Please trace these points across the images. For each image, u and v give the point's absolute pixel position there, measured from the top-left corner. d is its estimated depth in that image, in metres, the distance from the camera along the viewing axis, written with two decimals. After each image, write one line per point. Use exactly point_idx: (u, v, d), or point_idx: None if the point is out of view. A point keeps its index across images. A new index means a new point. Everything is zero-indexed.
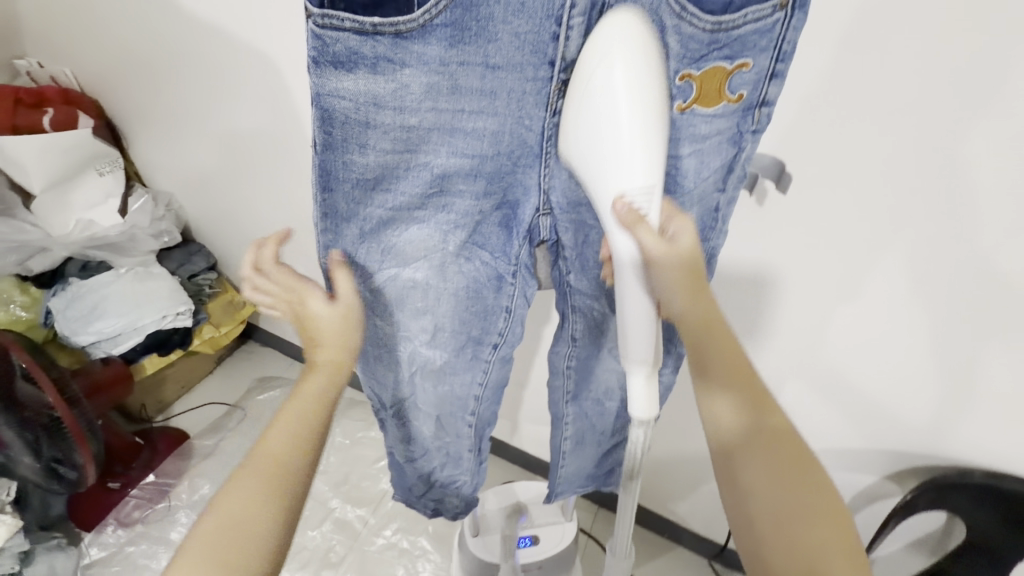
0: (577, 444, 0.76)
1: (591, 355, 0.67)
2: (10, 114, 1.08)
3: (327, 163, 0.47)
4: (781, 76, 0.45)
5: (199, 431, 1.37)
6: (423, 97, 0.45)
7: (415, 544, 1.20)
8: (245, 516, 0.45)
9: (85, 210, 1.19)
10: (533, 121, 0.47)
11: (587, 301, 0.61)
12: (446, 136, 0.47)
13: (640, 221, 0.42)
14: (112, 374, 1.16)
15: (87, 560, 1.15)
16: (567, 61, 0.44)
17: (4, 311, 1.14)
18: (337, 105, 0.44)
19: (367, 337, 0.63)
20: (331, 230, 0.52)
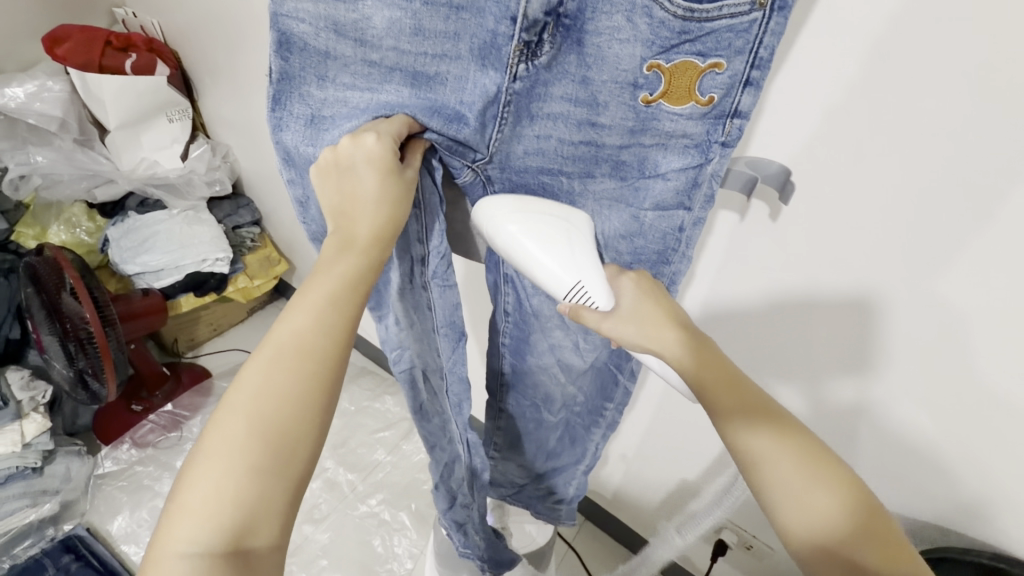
0: (509, 446, 0.79)
1: (522, 340, 0.67)
2: (100, 54, 1.18)
3: (282, 95, 0.45)
4: (757, 86, 0.40)
5: (220, 372, 1.47)
6: (384, 32, 0.43)
7: (396, 517, 1.21)
8: (241, 462, 0.36)
9: (152, 151, 1.29)
10: (492, 75, 0.43)
11: (518, 271, 0.60)
12: (406, 80, 0.44)
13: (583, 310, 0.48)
14: (149, 304, 1.23)
15: (100, 470, 1.24)
16: (530, 20, 0.40)
17: (71, 233, 1.26)
18: (293, 30, 0.43)
19: None
20: (297, 181, 0.50)
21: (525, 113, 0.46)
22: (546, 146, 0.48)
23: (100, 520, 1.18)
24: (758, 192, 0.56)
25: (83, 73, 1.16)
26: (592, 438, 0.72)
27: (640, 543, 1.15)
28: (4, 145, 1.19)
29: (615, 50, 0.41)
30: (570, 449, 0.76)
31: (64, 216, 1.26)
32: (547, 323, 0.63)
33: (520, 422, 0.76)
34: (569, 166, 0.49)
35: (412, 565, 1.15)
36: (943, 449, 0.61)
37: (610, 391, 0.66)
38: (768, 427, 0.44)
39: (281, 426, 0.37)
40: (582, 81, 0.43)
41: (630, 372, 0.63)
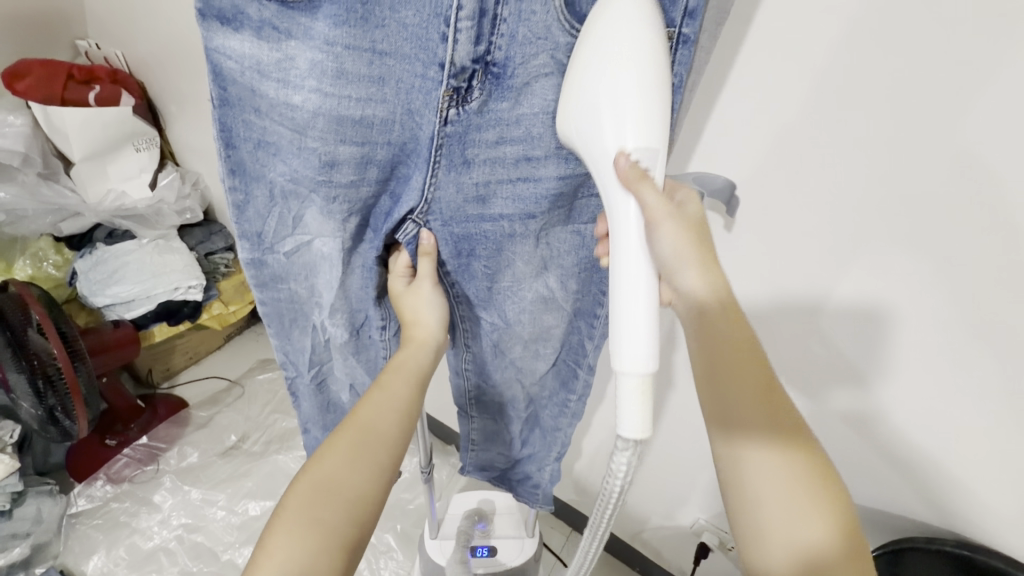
0: (486, 438, 0.81)
1: (487, 361, 0.70)
2: (63, 88, 1.18)
3: (227, 120, 0.44)
4: (670, 110, 0.43)
5: (198, 401, 1.44)
6: (308, 74, 0.41)
7: (381, 539, 1.20)
8: (338, 474, 0.49)
9: (120, 181, 1.29)
10: (424, 120, 0.44)
11: (474, 310, 0.63)
12: (333, 124, 0.43)
13: (645, 179, 0.40)
14: (120, 336, 1.21)
15: (74, 509, 1.21)
16: (456, 66, 0.41)
17: (38, 267, 1.24)
18: (223, 64, 0.41)
19: (280, 306, 0.60)
20: (240, 192, 0.49)
21: (458, 158, 0.46)
22: (487, 192, 0.49)
23: (74, 561, 1.14)
24: (710, 205, 0.60)
25: (46, 107, 1.16)
26: (558, 426, 0.73)
27: (627, 552, 1.16)
28: None
29: (541, 84, 0.43)
30: (541, 440, 0.78)
31: (30, 251, 1.24)
32: (507, 346, 0.66)
33: (495, 422, 0.78)
34: (510, 211, 0.51)
35: None
36: (892, 437, 0.64)
37: (571, 383, 0.68)
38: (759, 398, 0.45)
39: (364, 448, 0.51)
40: (517, 121, 0.45)
41: (589, 366, 0.64)
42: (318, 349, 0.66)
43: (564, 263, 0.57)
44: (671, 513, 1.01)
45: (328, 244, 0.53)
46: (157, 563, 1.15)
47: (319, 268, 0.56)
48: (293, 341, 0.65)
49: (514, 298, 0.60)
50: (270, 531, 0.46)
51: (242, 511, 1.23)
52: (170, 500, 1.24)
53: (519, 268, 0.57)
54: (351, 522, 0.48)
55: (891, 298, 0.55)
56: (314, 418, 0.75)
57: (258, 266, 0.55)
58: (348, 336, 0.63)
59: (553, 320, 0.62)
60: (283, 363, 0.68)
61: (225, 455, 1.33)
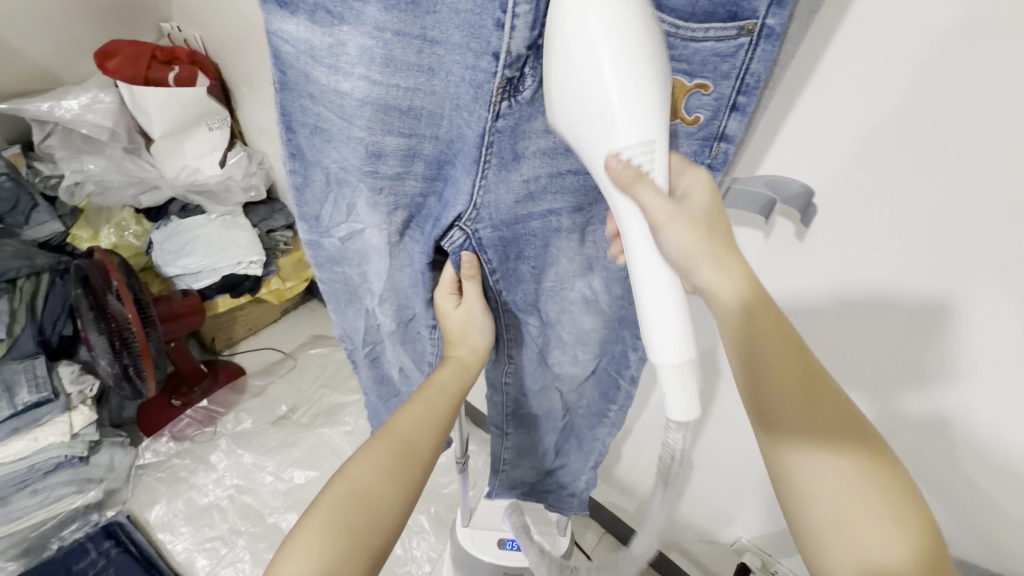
0: (518, 453, 0.80)
1: (528, 374, 0.68)
2: (146, 68, 1.26)
3: (287, 104, 0.45)
4: (743, 109, 0.40)
5: (254, 370, 1.53)
6: (357, 61, 0.40)
7: (415, 520, 1.23)
8: (372, 481, 0.50)
9: (194, 159, 1.36)
10: (472, 117, 0.41)
11: (518, 316, 0.60)
12: (380, 113, 0.42)
13: (640, 179, 0.37)
14: (188, 304, 1.28)
15: (142, 461, 1.31)
16: (512, 56, 0.37)
17: (120, 236, 1.32)
18: (283, 48, 0.42)
19: (336, 285, 0.61)
20: (300, 174, 0.50)
21: (508, 154, 0.43)
22: (536, 190, 0.47)
23: (140, 509, 1.24)
24: (779, 210, 0.55)
25: (131, 85, 1.24)
26: (598, 436, 0.72)
27: (662, 561, 1.13)
28: (62, 153, 1.28)
29: None
30: (578, 450, 0.76)
31: (114, 220, 1.33)
32: (548, 350, 0.64)
33: (529, 436, 0.76)
34: (559, 205, 0.48)
35: (431, 569, 1.16)
36: (964, 482, 0.57)
37: (612, 395, 0.67)
38: (802, 395, 0.41)
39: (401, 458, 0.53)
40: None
41: (631, 377, 0.63)
42: (371, 330, 0.67)
43: (611, 265, 0.54)
44: (709, 528, 0.97)
45: (375, 235, 0.52)
46: (210, 518, 1.23)
47: (369, 257, 0.56)
48: (349, 320, 0.66)
49: (556, 298, 0.58)
50: (302, 522, 0.47)
51: (289, 479, 1.30)
52: (225, 461, 1.32)
53: (563, 266, 0.55)
54: (381, 522, 0.49)
55: (978, 332, 0.47)
56: (370, 385, 0.76)
57: (317, 246, 0.57)
58: (393, 324, 0.63)
59: (596, 327, 0.60)
60: (343, 337, 0.70)
61: (276, 424, 1.40)
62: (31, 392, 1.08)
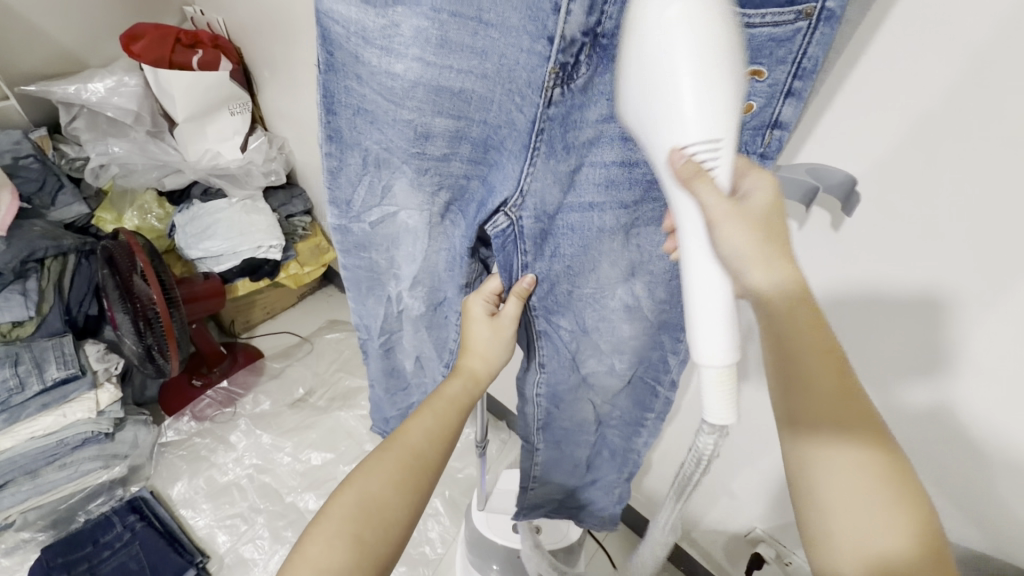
0: (547, 470, 0.79)
1: (561, 382, 0.67)
2: (171, 52, 1.26)
3: (331, 84, 0.44)
4: (798, 95, 0.40)
5: (272, 353, 1.55)
6: (412, 42, 0.40)
7: (429, 503, 1.25)
8: (376, 499, 0.50)
9: (216, 142, 1.38)
10: (525, 103, 0.42)
11: (549, 320, 0.60)
12: (432, 94, 0.43)
13: (705, 176, 0.34)
14: (209, 287, 1.30)
15: (164, 439, 1.34)
16: (567, 39, 0.38)
17: (144, 219, 1.34)
18: (332, 28, 0.41)
19: (359, 271, 0.61)
20: (336, 157, 0.50)
21: (559, 143, 0.43)
22: (579, 176, 0.46)
23: (162, 485, 1.28)
24: (819, 200, 0.53)
25: (155, 68, 1.25)
26: (633, 447, 0.72)
27: (675, 551, 1.14)
28: (87, 136, 1.31)
29: None
30: (610, 459, 0.77)
31: (138, 203, 1.34)
32: (584, 357, 0.64)
33: (559, 450, 0.76)
34: (601, 200, 0.47)
35: (444, 551, 1.18)
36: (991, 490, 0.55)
37: (648, 403, 0.67)
38: (839, 398, 0.40)
39: (406, 475, 0.51)
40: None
41: (669, 383, 0.62)
42: (389, 317, 0.67)
43: (654, 269, 0.53)
44: (724, 520, 0.97)
45: (413, 217, 0.54)
46: (230, 496, 1.26)
47: (401, 240, 0.57)
48: (367, 307, 0.66)
49: (596, 306, 0.57)
50: (310, 531, 0.48)
51: (306, 460, 1.32)
52: (244, 441, 1.35)
53: (604, 272, 0.54)
54: (387, 539, 0.49)
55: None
56: (379, 375, 0.77)
57: (344, 232, 0.57)
58: (423, 310, 0.64)
59: (633, 332, 0.59)
60: (358, 326, 0.70)
61: (294, 406, 1.42)
62: (60, 368, 1.11)
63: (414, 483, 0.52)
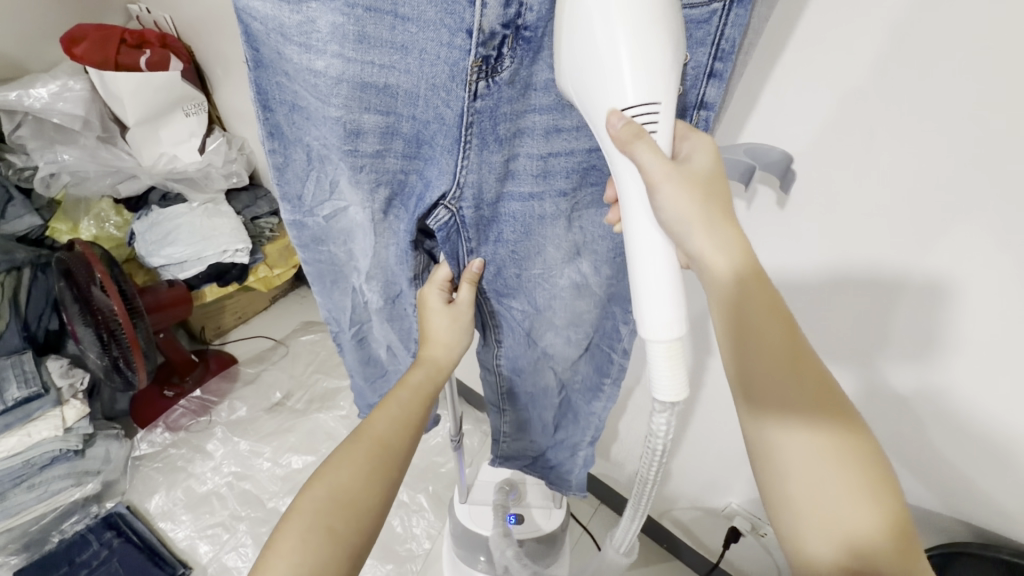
0: (518, 429, 0.80)
1: (520, 357, 0.68)
2: (115, 53, 1.21)
3: (263, 82, 0.42)
4: (720, 77, 0.40)
5: (246, 358, 1.53)
6: (330, 39, 0.38)
7: (414, 499, 1.25)
8: (346, 489, 0.49)
9: (171, 146, 1.33)
10: (451, 97, 0.41)
11: (502, 302, 0.61)
12: (358, 91, 0.41)
13: (640, 137, 0.36)
14: (174, 295, 1.27)
15: (137, 452, 1.31)
16: (485, 33, 0.38)
17: (101, 228, 1.30)
18: (251, 24, 0.39)
19: (323, 266, 0.59)
20: (280, 153, 0.48)
21: (490, 136, 0.43)
22: (514, 166, 0.47)
23: (139, 499, 1.25)
24: (762, 180, 0.55)
25: (101, 71, 1.19)
26: (593, 411, 0.71)
27: (656, 531, 1.16)
28: (34, 144, 1.22)
29: None
30: (575, 424, 0.76)
31: (94, 212, 1.30)
32: (540, 334, 0.64)
33: (526, 412, 0.76)
34: (539, 188, 0.48)
35: (430, 546, 1.19)
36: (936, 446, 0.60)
37: (606, 369, 0.66)
38: (791, 372, 0.40)
39: (374, 465, 0.51)
40: (548, 88, 0.43)
41: (624, 350, 0.62)
42: (359, 308, 0.65)
43: (598, 249, 0.55)
44: (700, 497, 0.99)
45: (359, 214, 0.51)
46: (210, 505, 1.24)
47: (354, 235, 0.55)
48: (333, 300, 0.64)
49: (546, 286, 0.58)
50: (279, 531, 0.47)
51: (286, 464, 1.31)
52: (221, 449, 1.33)
53: (550, 254, 0.55)
54: (359, 531, 0.48)
55: (983, 316, 0.47)
56: (356, 366, 0.75)
57: (300, 228, 0.54)
58: (381, 302, 0.61)
59: (585, 306, 0.60)
60: (329, 319, 0.68)
61: (271, 411, 1.41)
62: (20, 387, 1.07)
63: (383, 473, 0.51)
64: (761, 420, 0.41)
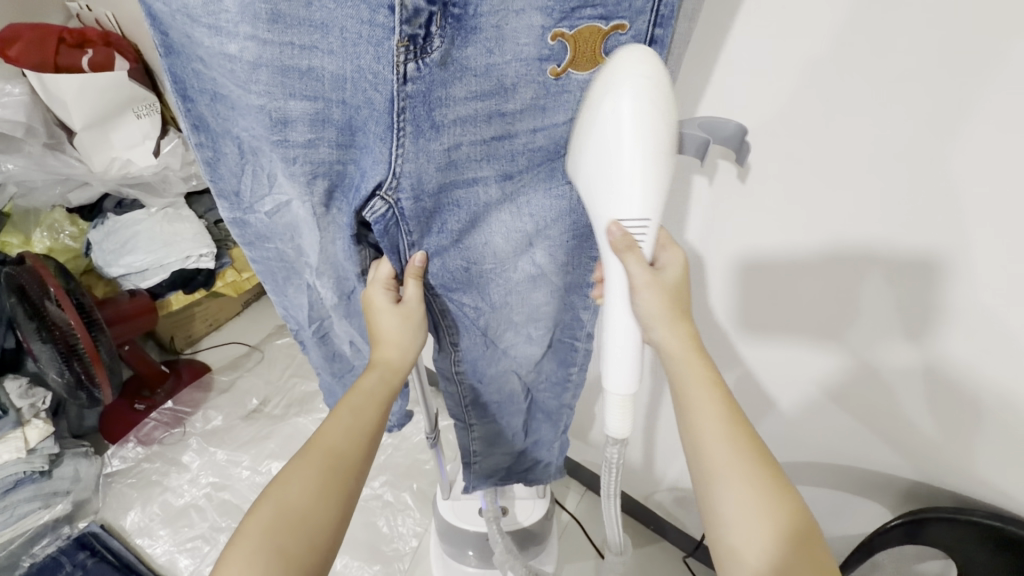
0: (489, 443, 0.78)
1: (479, 358, 0.66)
2: (54, 54, 1.15)
3: (177, 69, 0.41)
4: (662, 46, 0.39)
5: (220, 366, 1.48)
6: (239, 19, 0.36)
7: (399, 498, 1.23)
8: (298, 504, 0.47)
9: (124, 150, 1.28)
10: (378, 80, 0.39)
11: (448, 298, 0.57)
12: (277, 76, 0.39)
13: (631, 249, 0.44)
14: (137, 306, 1.22)
15: (109, 468, 1.27)
16: (408, 8, 0.36)
17: (55, 239, 1.23)
18: (156, 6, 0.37)
19: (272, 262, 0.57)
20: (210, 147, 0.47)
21: (425, 121, 0.41)
22: (457, 155, 0.44)
23: (113, 516, 1.21)
24: (720, 154, 0.54)
25: (40, 74, 1.13)
26: (564, 403, 0.72)
27: (643, 513, 1.16)
28: None
29: (513, 25, 0.38)
30: (547, 423, 0.76)
31: (45, 223, 1.23)
32: (497, 332, 0.62)
33: (494, 422, 0.75)
34: (485, 173, 0.46)
35: (418, 544, 1.18)
36: (904, 409, 0.61)
37: (570, 359, 0.66)
38: (728, 439, 0.48)
39: (328, 476, 0.49)
40: (486, 70, 0.40)
41: (586, 336, 0.63)
42: (316, 305, 0.62)
43: (550, 233, 0.53)
44: (681, 477, 1.00)
45: (299, 210, 0.48)
46: (188, 518, 1.21)
47: (299, 230, 0.52)
48: (290, 298, 0.62)
49: (501, 280, 0.56)
50: (229, 552, 0.45)
51: (266, 471, 1.28)
52: (197, 461, 1.29)
53: (499, 245, 0.53)
54: (315, 546, 0.47)
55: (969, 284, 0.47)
56: (322, 366, 0.73)
57: (242, 225, 0.53)
58: (335, 299, 0.59)
59: (542, 297, 0.58)
60: (288, 318, 0.66)
61: (247, 418, 1.37)
62: None
63: (337, 484, 0.49)
64: (709, 485, 0.48)
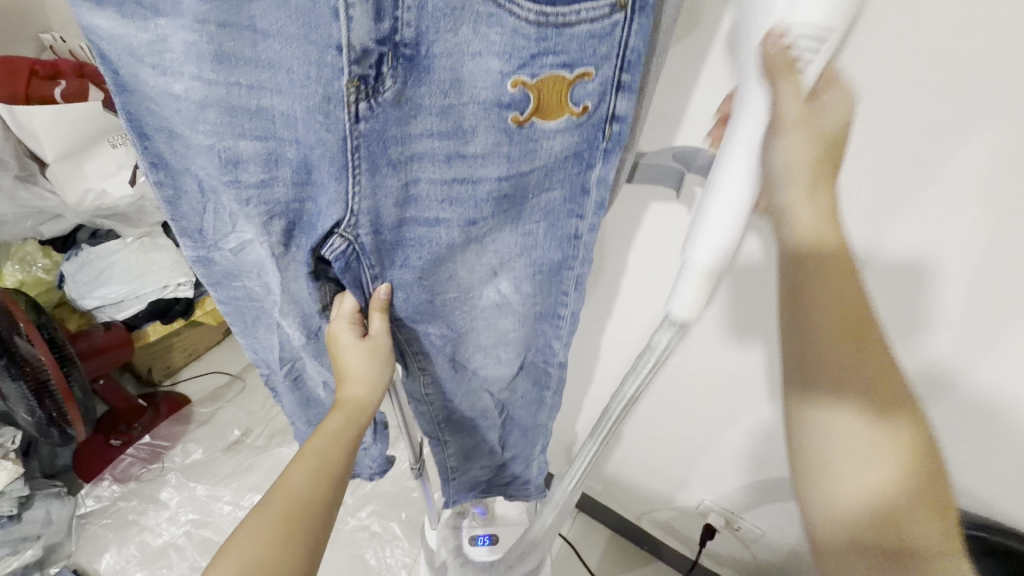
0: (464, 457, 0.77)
1: (448, 382, 0.65)
2: (26, 86, 1.14)
3: (131, 110, 0.40)
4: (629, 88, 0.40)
5: (199, 397, 1.44)
6: (185, 59, 0.36)
7: (387, 528, 1.20)
8: (256, 558, 0.45)
9: (99, 180, 1.23)
10: (329, 121, 0.38)
11: (415, 328, 0.56)
12: (227, 115, 0.38)
13: (792, 70, 0.29)
14: (112, 338, 1.20)
15: (83, 509, 1.22)
16: (357, 50, 0.35)
17: (27, 272, 1.21)
18: (104, 48, 0.37)
19: (240, 302, 0.56)
20: (169, 185, 0.46)
21: (380, 159, 0.41)
22: (414, 190, 0.44)
23: (87, 560, 1.16)
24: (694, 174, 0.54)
25: (11, 106, 1.12)
26: (540, 420, 0.72)
27: (636, 535, 1.14)
28: None
29: (470, 68, 0.38)
30: (524, 439, 0.75)
31: (17, 255, 1.21)
32: (467, 356, 0.62)
33: (468, 437, 0.75)
34: (446, 213, 0.46)
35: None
36: None
37: (544, 381, 0.66)
38: (855, 349, 0.37)
39: (288, 526, 0.47)
40: (441, 110, 0.40)
41: (559, 362, 0.62)
42: (286, 346, 0.61)
43: (517, 266, 0.52)
44: (672, 496, 0.99)
45: (258, 248, 0.47)
46: (167, 559, 1.16)
47: (263, 269, 0.51)
48: (260, 339, 0.61)
49: (466, 308, 0.56)
50: None
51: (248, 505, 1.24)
52: (176, 497, 1.25)
53: (463, 278, 0.53)
54: None
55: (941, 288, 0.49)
56: (296, 412, 0.71)
57: (206, 264, 0.52)
58: (304, 339, 0.57)
59: (511, 325, 0.58)
60: (257, 361, 0.65)
61: (229, 450, 1.33)
62: None
63: (298, 534, 0.48)
64: (804, 401, 0.39)
